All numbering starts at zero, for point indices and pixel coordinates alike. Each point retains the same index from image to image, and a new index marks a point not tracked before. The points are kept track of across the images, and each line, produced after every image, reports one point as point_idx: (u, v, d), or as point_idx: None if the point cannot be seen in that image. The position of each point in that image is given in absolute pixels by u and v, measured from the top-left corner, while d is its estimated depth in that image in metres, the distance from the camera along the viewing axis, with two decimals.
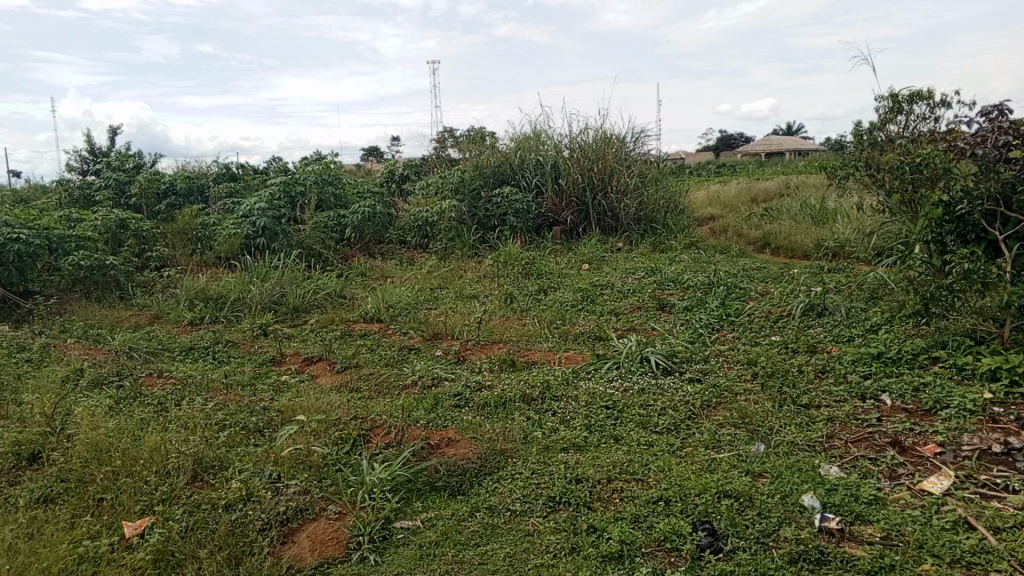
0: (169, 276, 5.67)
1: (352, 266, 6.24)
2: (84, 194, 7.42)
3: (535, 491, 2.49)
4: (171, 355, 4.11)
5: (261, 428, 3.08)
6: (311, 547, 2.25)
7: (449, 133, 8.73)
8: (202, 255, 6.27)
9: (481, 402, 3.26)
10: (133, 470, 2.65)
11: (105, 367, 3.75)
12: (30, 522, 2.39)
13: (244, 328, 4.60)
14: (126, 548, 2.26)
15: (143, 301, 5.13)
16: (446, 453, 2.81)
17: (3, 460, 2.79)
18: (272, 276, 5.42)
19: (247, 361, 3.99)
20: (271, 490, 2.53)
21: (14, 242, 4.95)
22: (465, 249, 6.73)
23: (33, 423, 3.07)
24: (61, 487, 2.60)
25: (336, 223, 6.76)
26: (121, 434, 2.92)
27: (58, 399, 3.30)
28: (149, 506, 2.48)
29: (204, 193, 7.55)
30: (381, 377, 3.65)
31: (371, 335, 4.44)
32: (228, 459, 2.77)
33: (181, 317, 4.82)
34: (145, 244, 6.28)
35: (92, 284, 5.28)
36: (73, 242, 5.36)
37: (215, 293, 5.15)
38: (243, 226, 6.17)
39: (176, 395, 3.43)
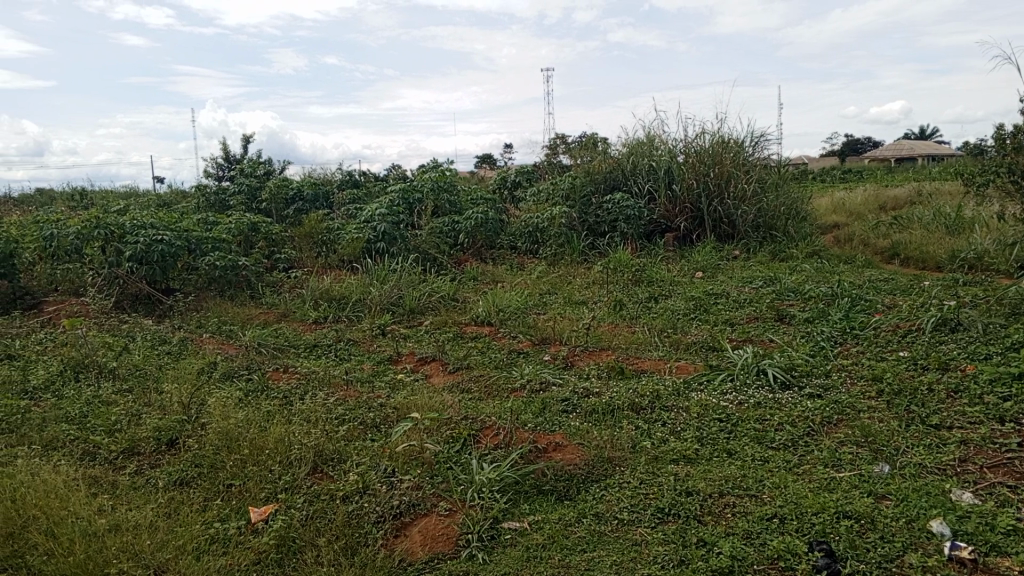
0: (295, 277, 5.98)
1: (465, 270, 6.37)
2: (220, 199, 7.94)
3: (643, 501, 2.46)
4: (295, 351, 4.34)
5: (377, 423, 3.20)
6: (422, 542, 2.32)
7: (561, 140, 8.78)
8: (326, 258, 6.58)
9: (590, 409, 3.26)
10: (259, 459, 2.82)
11: (237, 361, 4.00)
12: (168, 502, 2.58)
13: (363, 327, 4.79)
14: (252, 533, 2.41)
15: (271, 300, 5.44)
16: (554, 457, 2.82)
17: (146, 443, 3.03)
18: (390, 278, 5.63)
19: (365, 360, 4.16)
20: (385, 484, 2.63)
21: (159, 243, 5.36)
22: (575, 254, 6.73)
23: (172, 411, 3.31)
24: (195, 472, 2.79)
25: (450, 229, 6.93)
26: (250, 424, 3.10)
27: (195, 389, 3.55)
28: (273, 493, 2.63)
29: (329, 198, 7.92)
30: (491, 379, 3.71)
31: (482, 337, 4.52)
32: (346, 452, 2.90)
33: (305, 316, 5.07)
34: (274, 246, 6.65)
35: (226, 283, 5.65)
36: (210, 243, 5.74)
37: (336, 294, 5.39)
38: (364, 230, 6.44)
39: (300, 390, 3.62)
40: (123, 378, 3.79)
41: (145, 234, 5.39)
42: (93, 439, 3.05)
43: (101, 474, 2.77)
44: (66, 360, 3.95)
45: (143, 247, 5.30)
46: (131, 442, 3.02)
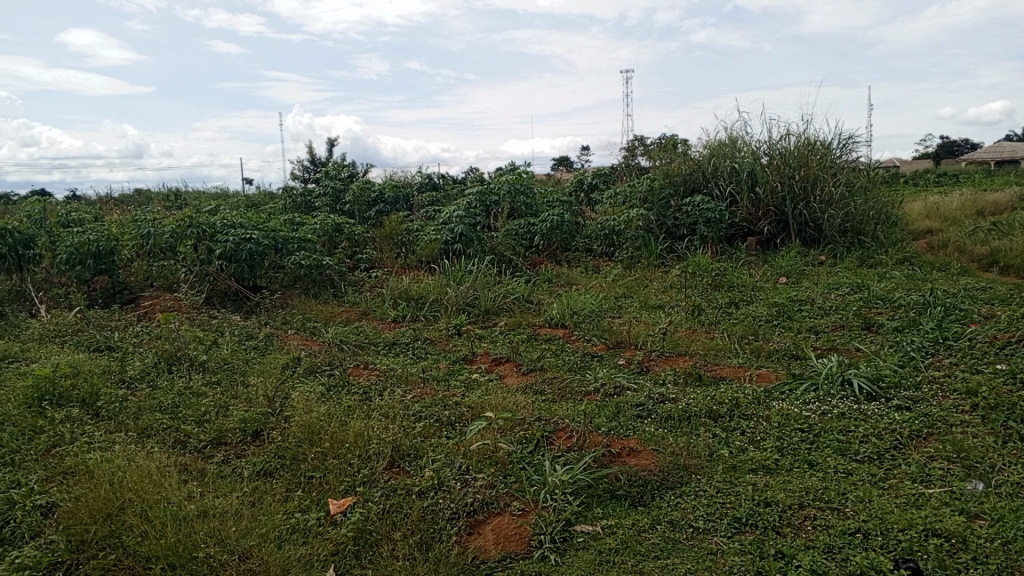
0: (375, 276, 6.13)
1: (540, 272, 6.39)
2: (306, 200, 8.20)
3: (719, 510, 2.41)
4: (375, 348, 4.44)
5: (453, 422, 3.24)
6: (495, 540, 2.34)
7: (640, 141, 8.70)
8: (405, 258, 6.71)
9: (665, 415, 3.22)
10: (339, 452, 2.90)
11: (319, 357, 4.12)
12: (253, 491, 2.68)
13: (440, 327, 4.86)
14: (331, 524, 2.48)
15: (352, 299, 5.58)
16: (628, 462, 2.80)
17: (233, 434, 3.16)
18: (466, 279, 5.69)
19: (441, 358, 4.22)
20: (460, 481, 2.66)
21: (247, 242, 5.58)
22: (652, 258, 6.66)
23: (258, 403, 3.45)
24: (279, 463, 2.89)
25: (526, 231, 6.95)
26: (330, 418, 3.20)
27: (279, 384, 3.68)
28: (352, 486, 2.70)
29: (408, 201, 8.07)
30: (565, 382, 3.70)
31: (556, 339, 4.52)
32: (422, 449, 2.95)
33: (385, 314, 5.19)
34: (356, 246, 6.82)
35: (310, 281, 5.83)
36: (296, 243, 5.94)
37: (415, 294, 5.49)
38: (443, 232, 6.53)
39: (378, 386, 3.70)
40: (212, 371, 3.96)
41: (235, 234, 5.62)
42: (184, 428, 3.20)
43: (191, 462, 2.91)
44: (161, 352, 4.16)
45: (233, 246, 5.52)
46: (219, 433, 3.16)
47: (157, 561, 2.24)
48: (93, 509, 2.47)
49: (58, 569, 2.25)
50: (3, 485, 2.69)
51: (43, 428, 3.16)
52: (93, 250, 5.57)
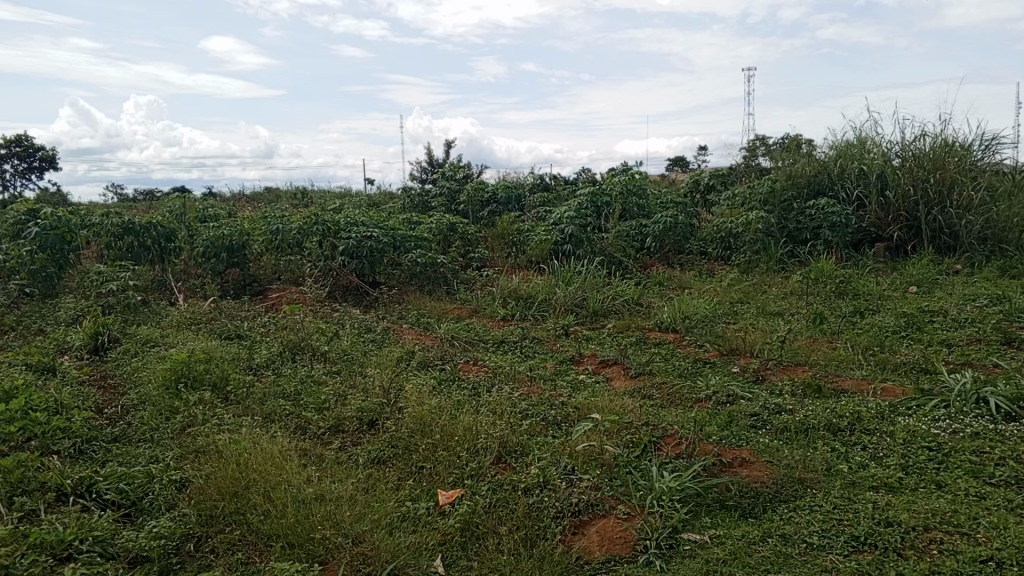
0: (487, 275, 6.23)
1: (651, 275, 6.32)
2: (423, 200, 8.43)
3: (836, 527, 2.31)
4: (485, 346, 4.51)
5: (559, 421, 3.26)
6: (600, 542, 2.34)
7: (762, 141, 8.43)
8: (516, 258, 6.79)
9: (781, 426, 3.11)
10: (448, 445, 2.98)
11: (431, 352, 4.24)
12: (367, 478, 2.79)
13: (548, 326, 4.89)
14: (440, 514, 2.55)
15: (464, 297, 5.70)
16: (739, 473, 2.73)
17: (349, 423, 3.30)
18: (576, 280, 5.69)
19: (549, 358, 4.25)
20: (565, 481, 2.67)
21: (368, 240, 5.81)
22: (771, 263, 6.44)
23: (373, 394, 3.59)
24: (392, 452, 3.00)
25: (638, 232, 6.87)
26: (441, 411, 3.28)
27: (394, 376, 3.81)
28: (460, 479, 2.77)
29: (521, 201, 8.15)
30: (675, 387, 3.64)
31: (667, 344, 4.45)
32: (529, 447, 2.99)
33: (495, 313, 5.27)
34: (469, 245, 6.95)
35: (425, 278, 6.00)
36: (412, 241, 6.13)
37: (525, 293, 5.54)
38: (553, 232, 6.56)
39: (487, 383, 3.77)
40: (332, 361, 4.15)
41: (357, 231, 5.86)
42: (305, 415, 3.37)
43: (311, 448, 3.06)
44: (286, 342, 4.39)
45: (355, 243, 5.77)
46: (337, 421, 3.31)
47: (277, 540, 2.37)
48: (221, 487, 2.64)
49: (190, 540, 2.42)
50: (143, 460, 2.93)
51: (179, 408, 3.40)
52: (227, 244, 5.95)
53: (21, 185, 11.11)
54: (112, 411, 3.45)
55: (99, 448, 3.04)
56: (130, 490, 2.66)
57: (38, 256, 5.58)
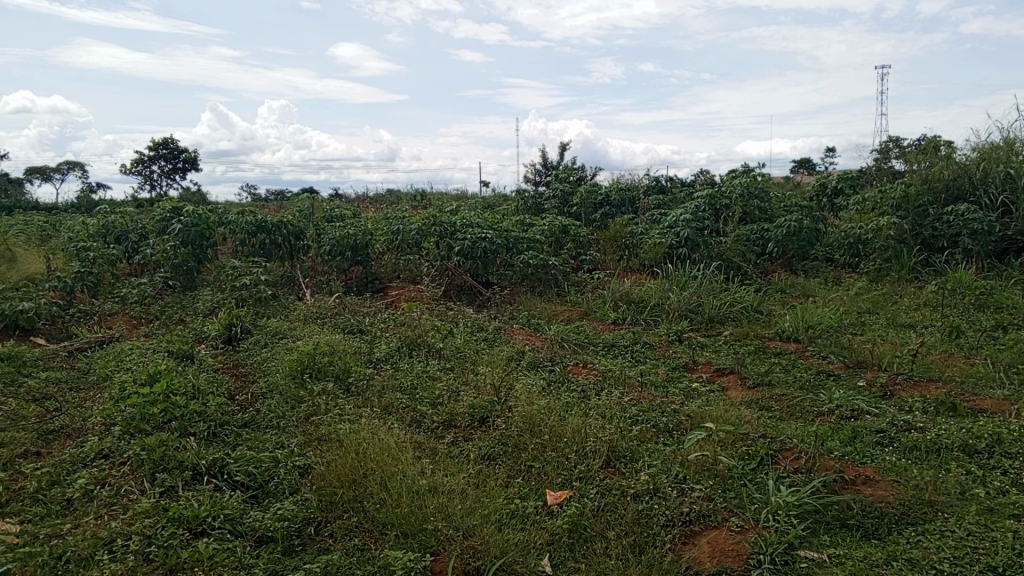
0: (598, 278, 6.22)
1: (771, 282, 6.11)
2: (536, 202, 8.50)
3: (970, 555, 2.17)
4: (595, 349, 4.51)
5: (671, 429, 3.22)
6: (711, 553, 2.29)
7: (896, 143, 7.99)
8: (629, 261, 6.72)
9: (910, 444, 2.94)
10: (557, 446, 3.00)
11: (542, 353, 4.28)
12: (478, 473, 2.85)
13: (661, 332, 4.83)
14: (548, 514, 2.58)
15: (575, 299, 5.71)
16: (863, 491, 2.60)
17: (461, 418, 3.38)
18: (691, 285, 5.58)
19: (662, 364, 4.19)
20: (676, 489, 2.64)
21: (483, 241, 5.92)
22: (904, 271, 6.08)
23: (485, 391, 3.66)
24: (501, 449, 3.05)
25: (758, 237, 6.66)
26: (551, 412, 3.31)
27: (505, 375, 3.88)
28: (568, 480, 2.79)
29: (635, 203, 8.06)
30: (794, 400, 3.51)
31: (786, 353, 4.30)
32: (639, 453, 2.97)
33: (607, 316, 5.25)
34: (581, 247, 6.95)
35: (537, 280, 6.06)
36: (525, 243, 6.20)
37: (637, 297, 5.49)
38: (668, 236, 6.45)
39: (597, 386, 3.76)
40: (446, 358, 4.26)
41: (472, 233, 5.99)
42: (420, 409, 3.48)
43: (425, 441, 3.15)
44: (403, 338, 4.55)
45: (470, 244, 5.90)
46: (449, 416, 3.40)
47: (392, 528, 2.46)
48: (341, 475, 2.77)
49: (310, 523, 2.55)
50: (271, 445, 3.12)
51: (303, 397, 3.59)
52: (351, 243, 6.21)
53: (166, 185, 12.00)
54: (244, 398, 3.68)
55: (231, 432, 3.25)
56: (257, 474, 2.83)
57: (181, 251, 6.01)
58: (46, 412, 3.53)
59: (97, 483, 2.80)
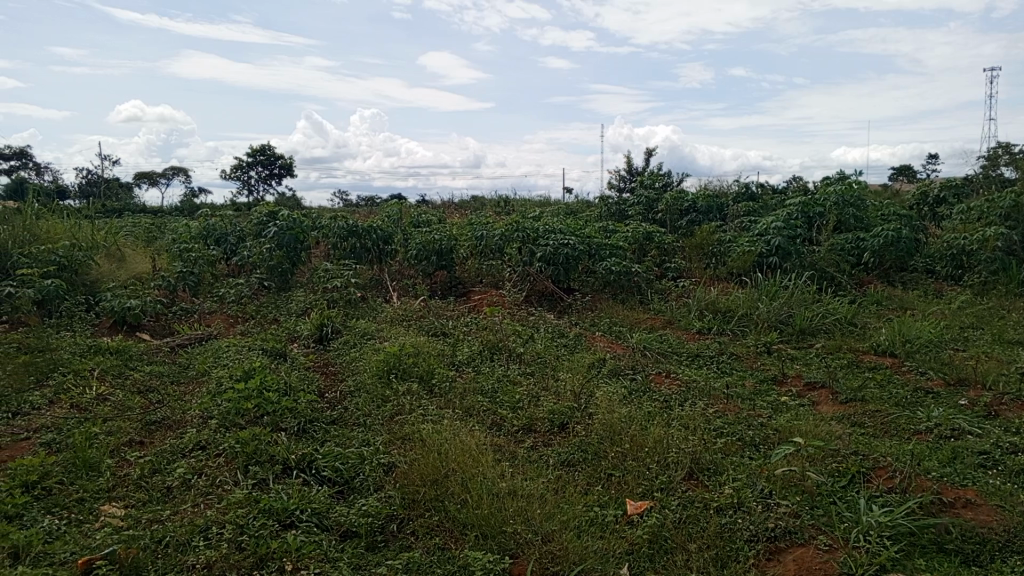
0: (683, 286, 6.14)
1: (866, 294, 5.89)
2: (620, 208, 8.43)
3: None
4: (679, 358, 4.44)
5: (757, 443, 3.14)
6: (796, 571, 2.23)
7: (1006, 148, 7.60)
8: (716, 270, 6.59)
9: (1017, 468, 2.77)
10: (638, 455, 2.98)
11: (624, 361, 4.26)
12: (557, 479, 2.85)
13: (748, 343, 4.72)
14: (628, 523, 2.56)
15: (659, 307, 5.64)
16: (962, 515, 2.48)
17: (541, 423, 3.40)
18: (781, 295, 5.43)
19: (749, 376, 4.09)
20: (761, 504, 2.58)
21: (565, 247, 5.96)
22: (1012, 285, 5.74)
23: (565, 397, 3.67)
24: (581, 456, 3.04)
25: (853, 246, 6.42)
26: (631, 421, 3.29)
27: (586, 382, 3.87)
28: (649, 491, 2.76)
29: (723, 210, 7.90)
30: (889, 417, 3.37)
31: (881, 368, 4.13)
32: (723, 466, 2.91)
33: (691, 325, 5.17)
34: (666, 255, 6.87)
35: (619, 287, 6.02)
36: (608, 250, 6.18)
37: (723, 306, 5.38)
38: (757, 244, 6.29)
39: (680, 396, 3.71)
40: (527, 363, 4.29)
41: (555, 239, 6.02)
42: (501, 413, 3.51)
43: (504, 444, 3.18)
44: (485, 341, 4.60)
45: (552, 250, 5.92)
46: (530, 420, 3.42)
47: (472, 529, 2.50)
48: (423, 474, 2.83)
49: (393, 521, 2.61)
50: (356, 442, 3.21)
51: (389, 397, 3.69)
52: (436, 248, 6.31)
53: (263, 190, 12.52)
54: (332, 396, 3.80)
55: (320, 429, 3.36)
56: (344, 470, 2.93)
57: (276, 253, 6.27)
58: (149, 404, 3.74)
59: (194, 472, 2.95)
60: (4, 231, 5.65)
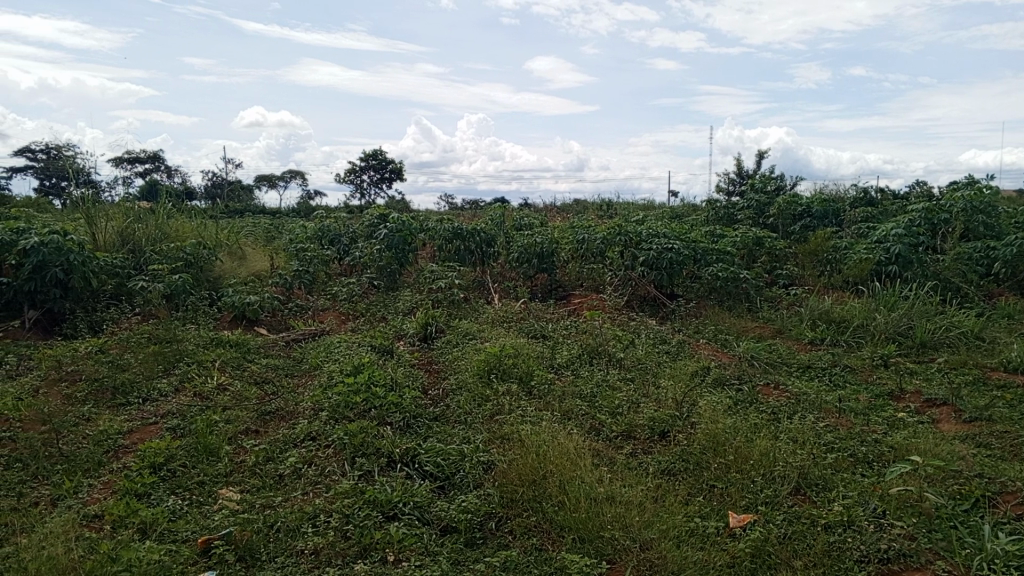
0: (795, 294, 5.93)
1: (997, 307, 5.50)
2: (728, 212, 8.21)
3: None
4: (788, 369, 4.29)
5: (870, 460, 3.00)
6: None
7: None
8: (830, 278, 6.32)
9: None
10: (743, 468, 2.91)
11: (729, 370, 4.16)
12: (657, 488, 2.82)
13: (864, 355, 4.51)
14: (730, 536, 2.51)
15: (767, 316, 5.47)
16: None
17: (641, 430, 3.37)
18: (901, 306, 5.15)
19: (863, 390, 3.90)
20: (873, 524, 2.47)
21: (669, 251, 5.85)
22: None
23: (667, 405, 3.62)
24: (682, 465, 2.99)
25: (982, 256, 6.02)
26: (736, 432, 3.21)
27: (689, 390, 3.81)
28: (753, 504, 2.69)
29: (839, 216, 7.57)
30: (1021, 439, 3.14)
31: (1012, 386, 3.85)
32: (833, 482, 2.80)
33: (802, 335, 4.98)
34: (776, 262, 6.65)
35: (726, 293, 5.87)
36: (715, 255, 6.04)
37: (838, 316, 5.16)
38: (876, 251, 6.00)
39: (789, 409, 3.59)
40: (627, 368, 4.26)
41: (658, 243, 5.94)
42: (600, 417, 3.50)
43: (603, 449, 3.17)
44: (585, 345, 4.60)
45: (656, 254, 5.83)
46: (629, 427, 3.39)
47: (570, 531, 2.51)
48: (522, 474, 2.86)
49: (492, 518, 2.65)
50: (457, 439, 3.28)
51: (489, 397, 3.75)
52: (538, 251, 6.35)
53: (374, 193, 12.95)
54: (435, 393, 3.90)
55: (422, 424, 3.45)
56: (445, 466, 3.00)
57: (385, 254, 6.49)
58: (265, 394, 3.95)
59: (305, 461, 3.10)
60: (138, 230, 6.10)
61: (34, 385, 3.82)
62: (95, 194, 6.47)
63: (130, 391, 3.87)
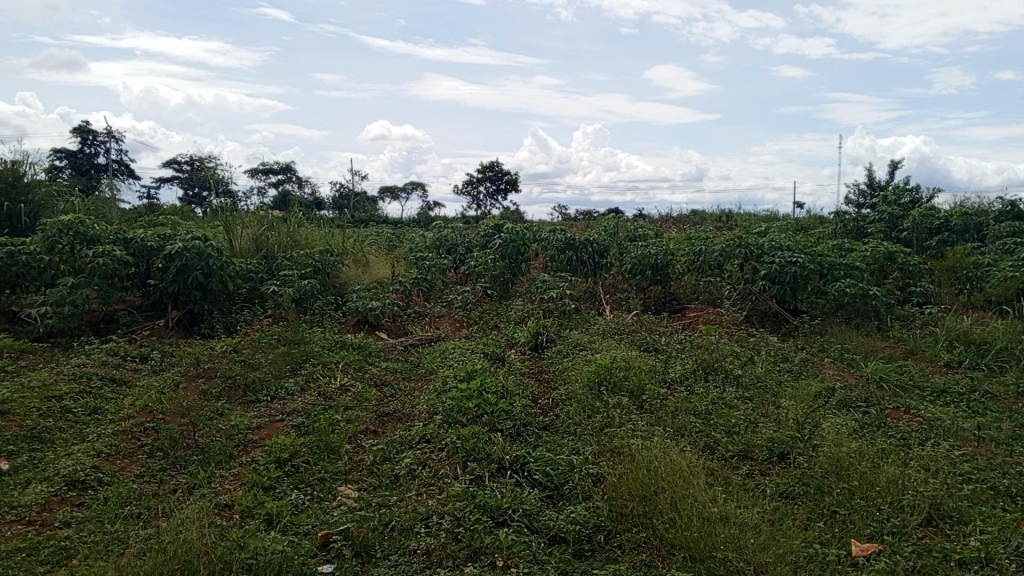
0: (929, 313, 5.58)
1: None
2: (857, 225, 7.82)
3: None
4: (921, 393, 4.04)
5: (1014, 495, 2.79)
6: None
7: None
8: (970, 297, 5.90)
9: None
10: (868, 494, 2.77)
11: (855, 392, 3.95)
12: (774, 511, 2.73)
13: (1008, 380, 4.18)
14: (852, 565, 2.39)
15: (899, 335, 5.17)
16: None
17: (759, 451, 3.26)
18: None
19: (1006, 419, 3.62)
20: (1016, 564, 2.29)
21: (792, 265, 5.61)
22: None
23: (787, 426, 3.49)
24: (801, 489, 2.88)
25: None
26: (861, 457, 3.05)
27: (811, 411, 3.66)
28: (878, 533, 2.55)
29: (982, 230, 7.05)
30: None
31: None
32: (970, 515, 2.62)
33: (937, 357, 4.68)
34: (909, 278, 6.29)
35: (853, 311, 5.58)
36: (841, 270, 5.76)
37: (979, 338, 4.81)
38: None
39: (921, 435, 3.38)
40: (744, 386, 4.14)
41: (781, 256, 5.69)
42: (714, 435, 3.42)
43: (717, 468, 3.10)
44: (701, 360, 4.50)
45: (778, 267, 5.60)
46: (746, 446, 3.30)
47: (681, 549, 2.47)
48: (632, 488, 2.84)
49: (601, 531, 2.65)
50: (567, 450, 3.29)
51: (600, 409, 3.74)
52: (652, 262, 6.28)
53: (490, 204, 13.20)
54: (546, 402, 3.93)
55: (533, 433, 3.49)
56: (555, 476, 3.01)
57: (499, 263, 6.62)
58: (383, 397, 4.11)
59: (419, 463, 3.20)
60: (271, 237, 6.48)
61: (175, 380, 4.13)
62: (233, 203, 6.93)
63: (259, 390, 4.11)
